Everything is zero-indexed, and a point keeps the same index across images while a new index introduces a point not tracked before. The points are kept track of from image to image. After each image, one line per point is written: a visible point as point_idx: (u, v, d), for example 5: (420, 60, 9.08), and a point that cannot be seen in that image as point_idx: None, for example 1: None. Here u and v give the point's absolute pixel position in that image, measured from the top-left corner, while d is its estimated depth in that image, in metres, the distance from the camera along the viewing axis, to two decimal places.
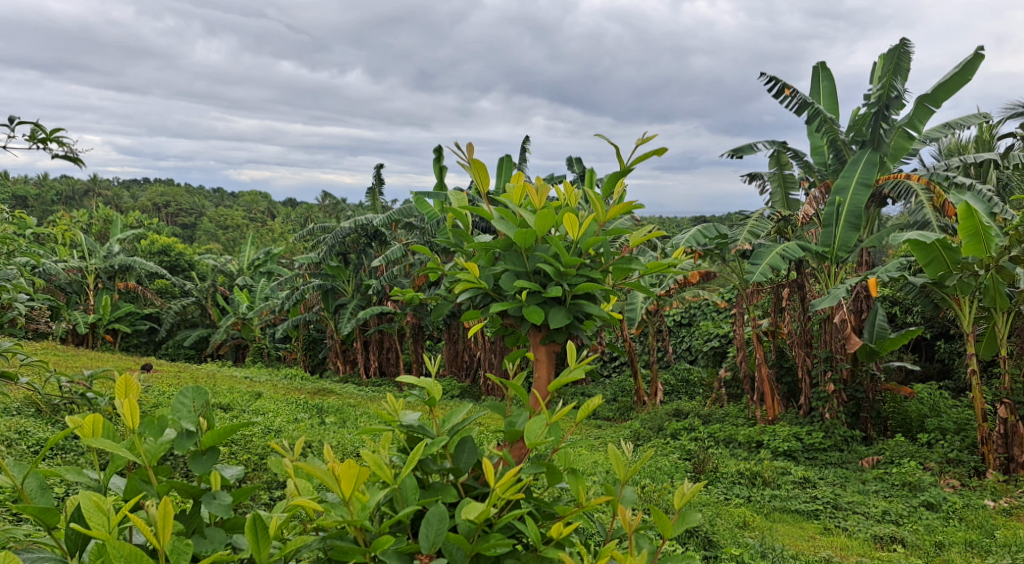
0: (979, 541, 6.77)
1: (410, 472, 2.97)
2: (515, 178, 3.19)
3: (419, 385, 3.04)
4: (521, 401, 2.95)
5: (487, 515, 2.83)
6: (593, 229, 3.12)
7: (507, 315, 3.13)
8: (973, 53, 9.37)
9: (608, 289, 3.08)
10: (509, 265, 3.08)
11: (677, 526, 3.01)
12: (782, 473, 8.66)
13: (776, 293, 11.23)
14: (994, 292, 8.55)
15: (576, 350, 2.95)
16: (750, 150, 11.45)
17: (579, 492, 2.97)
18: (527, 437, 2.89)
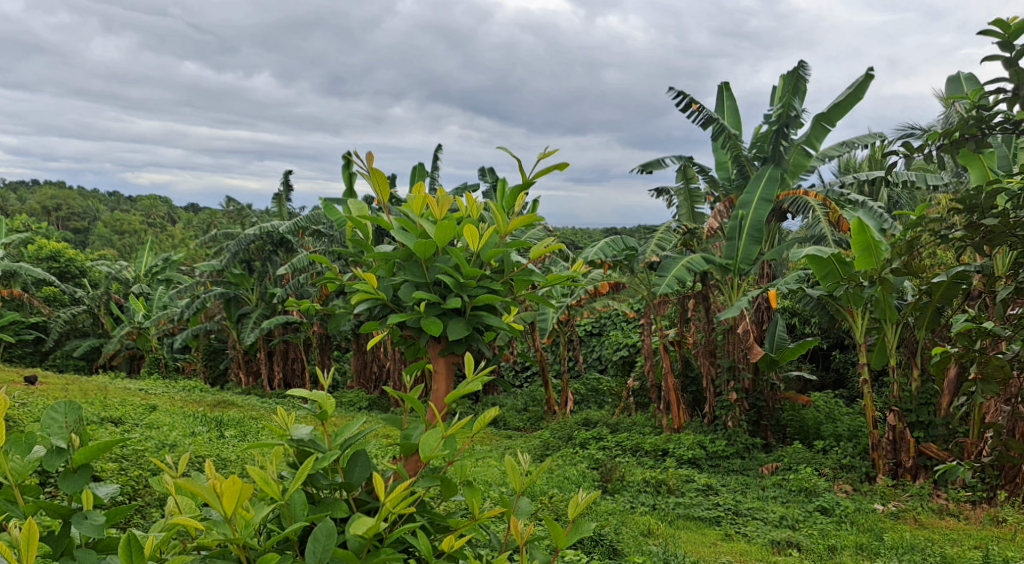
0: (869, 544, 7.04)
1: (299, 487, 2.80)
2: (417, 187, 3.08)
3: (309, 399, 2.85)
4: (415, 413, 2.85)
5: (377, 530, 2.64)
6: (494, 240, 3.05)
7: (406, 327, 3.07)
8: (863, 74, 9.82)
9: (509, 301, 3.03)
10: (407, 276, 3.00)
11: (570, 536, 2.92)
12: (686, 480, 8.87)
13: (682, 304, 11.46)
14: (884, 304, 8.90)
15: (474, 361, 2.85)
16: (657, 165, 11.71)
17: (473, 504, 2.88)
18: (421, 451, 2.75)
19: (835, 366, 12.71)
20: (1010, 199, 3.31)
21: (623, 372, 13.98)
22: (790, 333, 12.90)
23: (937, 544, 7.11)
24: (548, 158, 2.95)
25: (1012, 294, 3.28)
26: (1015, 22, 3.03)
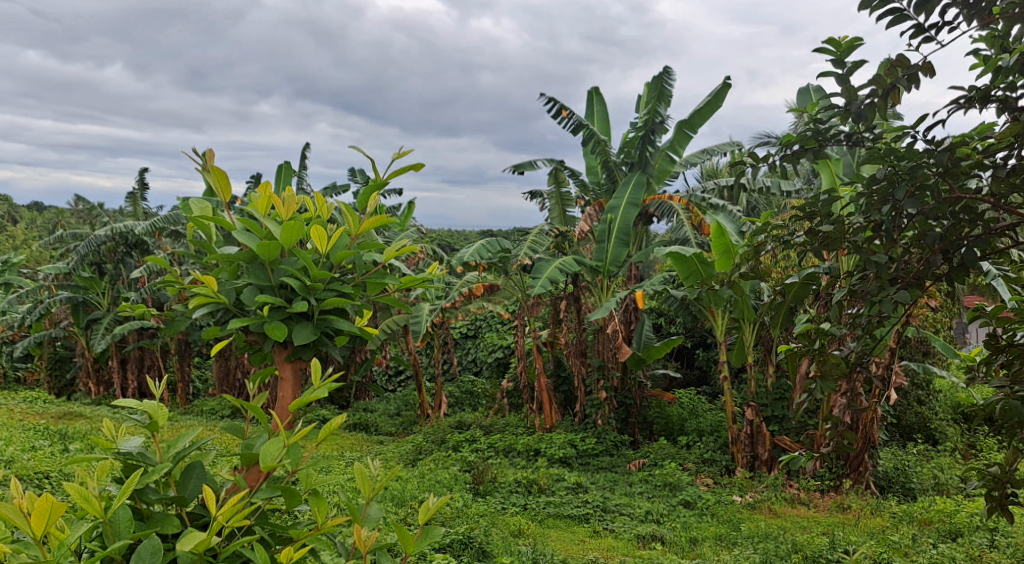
0: (727, 535, 7.35)
1: (123, 503, 2.59)
2: (262, 186, 2.81)
3: (139, 409, 2.68)
4: (257, 423, 2.61)
5: (208, 546, 2.45)
6: (345, 242, 2.81)
7: (250, 332, 2.78)
8: (721, 83, 10.26)
9: (360, 305, 2.78)
10: (251, 278, 2.69)
11: (421, 542, 2.73)
12: (556, 479, 9.02)
13: (555, 305, 11.64)
14: (743, 304, 9.32)
15: (320, 368, 2.61)
16: (529, 167, 11.87)
17: (319, 514, 2.66)
18: (260, 461, 2.51)
19: (699, 365, 13.20)
20: (844, 206, 3.52)
21: (497, 374, 14.07)
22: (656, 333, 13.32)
23: (789, 532, 7.47)
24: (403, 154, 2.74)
25: (845, 297, 3.49)
26: (846, 40, 3.21)
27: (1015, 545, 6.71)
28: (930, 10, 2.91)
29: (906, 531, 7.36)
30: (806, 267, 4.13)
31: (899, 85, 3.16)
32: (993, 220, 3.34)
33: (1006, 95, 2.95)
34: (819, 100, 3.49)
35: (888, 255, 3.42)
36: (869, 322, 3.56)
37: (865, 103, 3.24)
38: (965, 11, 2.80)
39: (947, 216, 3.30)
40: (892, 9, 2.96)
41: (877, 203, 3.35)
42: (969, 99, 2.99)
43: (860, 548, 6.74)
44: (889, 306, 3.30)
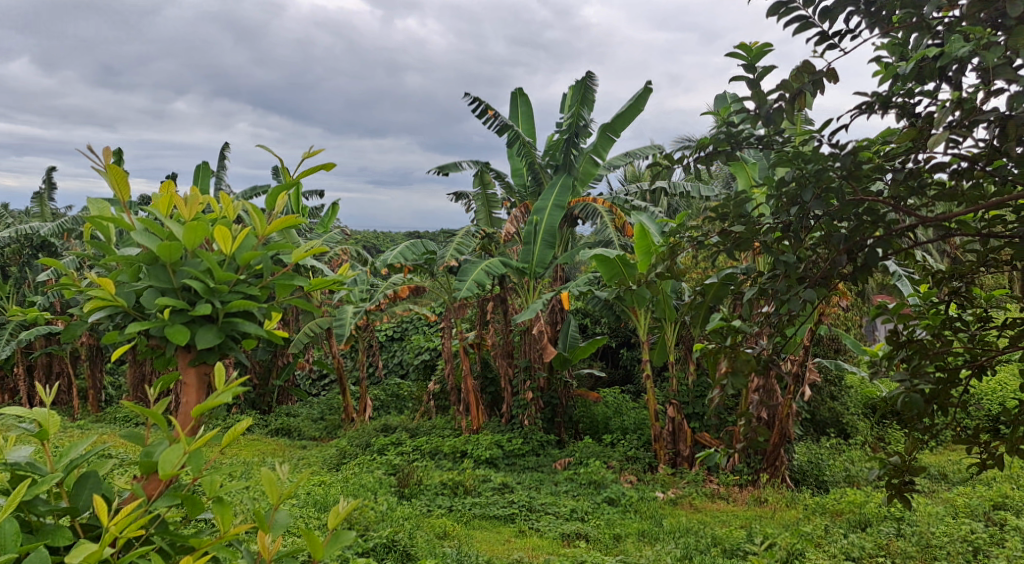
0: (649, 531, 7.45)
1: (9, 515, 2.43)
2: (164, 185, 2.63)
3: (28, 416, 2.54)
4: (157, 429, 2.46)
5: (100, 558, 2.30)
6: (251, 243, 2.63)
7: (151, 336, 2.57)
8: (642, 88, 10.43)
9: (268, 308, 2.59)
10: (150, 280, 2.50)
11: (328, 547, 2.57)
12: (483, 480, 9.01)
13: (482, 306, 11.54)
14: (665, 305, 9.48)
15: (224, 372, 2.45)
16: (454, 168, 11.85)
17: (222, 521, 2.51)
18: (159, 468, 2.36)
19: (623, 364, 13.38)
20: (755, 208, 3.62)
21: (423, 376, 13.99)
22: (581, 333, 13.44)
23: (708, 526, 7.62)
24: (315, 153, 2.56)
25: (756, 295, 3.59)
26: (756, 46, 3.28)
27: (919, 533, 6.99)
28: (834, 18, 3.00)
29: (819, 523, 7.60)
30: (725, 266, 3.87)
31: (805, 90, 3.25)
32: (894, 222, 3.48)
33: (906, 101, 3.07)
34: (730, 103, 3.56)
35: (796, 255, 3.53)
36: (779, 320, 3.66)
37: (773, 107, 3.33)
38: (868, 20, 2.91)
39: (851, 217, 3.44)
40: (798, 16, 3.05)
41: (786, 204, 3.44)
42: (871, 105, 3.09)
43: (778, 541, 6.91)
44: (797, 305, 3.40)
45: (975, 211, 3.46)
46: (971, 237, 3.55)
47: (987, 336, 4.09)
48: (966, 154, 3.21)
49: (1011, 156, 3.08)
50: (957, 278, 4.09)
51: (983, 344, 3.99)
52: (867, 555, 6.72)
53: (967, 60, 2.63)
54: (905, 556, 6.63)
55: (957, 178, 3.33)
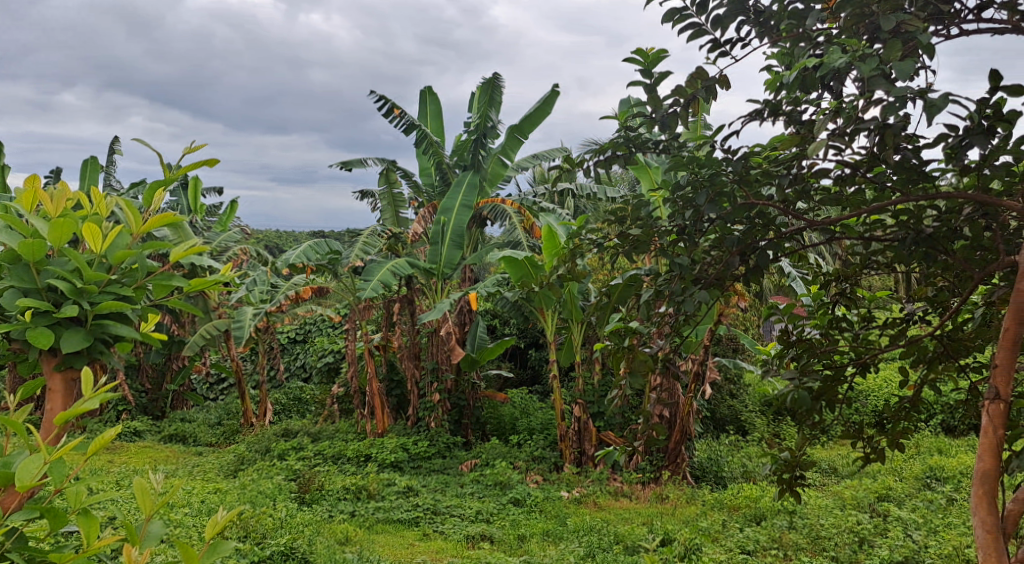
0: (553, 530, 7.51)
1: None
2: (29, 180, 2.47)
3: None
4: (16, 437, 2.29)
5: None
6: (125, 242, 2.49)
7: (13, 339, 2.43)
8: (549, 90, 10.52)
9: (142, 310, 2.47)
10: (11, 280, 2.36)
11: (204, 559, 2.39)
12: (387, 484, 8.92)
13: (387, 307, 11.34)
14: (571, 305, 9.57)
15: (92, 377, 2.29)
16: (360, 166, 11.71)
17: (87, 534, 2.32)
18: (16, 480, 2.18)
19: (531, 365, 13.48)
20: (651, 210, 3.67)
21: (327, 379, 13.76)
22: (490, 334, 13.49)
23: (611, 525, 7.72)
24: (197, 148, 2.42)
25: (652, 297, 3.65)
26: (653, 51, 3.33)
27: (810, 526, 7.25)
28: (725, 26, 3.08)
29: (716, 518, 7.81)
30: (630, 267, 3.77)
31: (697, 96, 3.32)
32: (784, 225, 3.59)
33: (793, 109, 3.17)
34: (627, 108, 3.60)
35: (691, 257, 3.61)
36: (675, 321, 3.72)
37: (669, 112, 3.39)
38: (758, 28, 3.00)
39: (744, 220, 3.55)
40: (692, 23, 3.11)
41: (681, 208, 3.51)
42: (760, 112, 3.18)
43: (677, 537, 7.07)
44: (691, 306, 3.47)
45: (858, 216, 3.61)
46: (855, 241, 3.69)
47: (869, 335, 4.25)
48: (848, 160, 3.34)
49: (889, 162, 3.21)
50: (843, 280, 4.20)
51: (866, 343, 4.15)
52: (760, 548, 6.94)
53: (846, 70, 2.72)
54: (796, 548, 6.87)
55: (841, 183, 3.46)
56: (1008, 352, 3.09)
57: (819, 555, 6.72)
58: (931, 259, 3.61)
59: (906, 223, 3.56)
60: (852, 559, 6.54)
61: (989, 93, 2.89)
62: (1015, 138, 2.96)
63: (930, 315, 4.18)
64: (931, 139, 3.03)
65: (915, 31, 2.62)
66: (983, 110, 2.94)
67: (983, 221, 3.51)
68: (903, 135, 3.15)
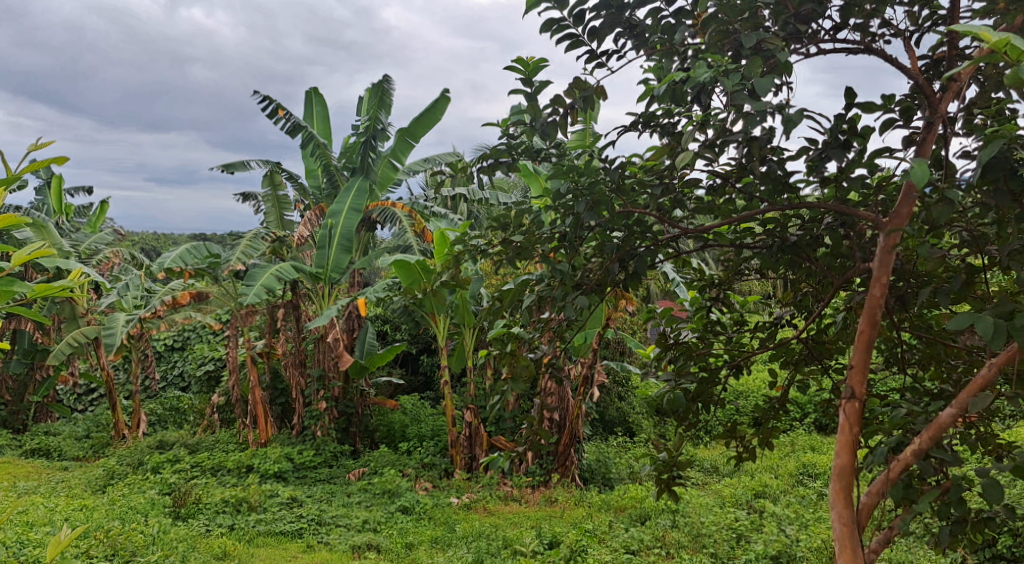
0: (442, 537, 7.49)
1: None
2: None
3: None
4: None
5: None
6: None
7: None
8: (440, 95, 10.51)
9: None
10: None
11: None
12: (270, 496, 8.70)
13: (271, 313, 11.03)
14: (463, 310, 9.57)
15: None
16: (242, 167, 11.39)
17: None
18: None
19: (422, 370, 13.41)
20: (533, 218, 3.72)
21: (207, 388, 13.31)
22: (381, 339, 13.34)
23: (500, 529, 7.75)
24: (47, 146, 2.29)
25: (533, 303, 3.68)
26: (533, 61, 3.36)
27: (691, 524, 7.47)
28: (601, 38, 3.14)
29: (603, 520, 7.94)
30: (521, 273, 3.78)
31: (576, 106, 3.37)
32: (660, 233, 3.70)
33: (666, 120, 3.27)
34: (510, 116, 3.63)
35: (571, 263, 3.67)
36: (559, 325, 3.76)
37: (548, 121, 3.44)
38: (633, 40, 3.08)
39: (622, 228, 3.64)
40: (569, 34, 3.16)
41: (562, 215, 3.56)
42: (636, 123, 3.26)
43: (564, 539, 7.15)
44: (572, 311, 3.53)
45: (729, 224, 3.76)
46: (727, 248, 3.83)
47: (742, 338, 4.40)
48: (720, 171, 3.46)
49: (757, 173, 3.35)
50: (716, 286, 4.35)
51: (739, 345, 4.31)
52: (644, 547, 7.10)
53: (713, 86, 2.83)
54: (678, 546, 7.06)
55: (713, 194, 3.58)
56: (863, 354, 3.28)
57: (699, 552, 6.92)
58: (796, 266, 3.79)
59: (771, 232, 3.74)
60: (730, 554, 6.76)
61: (845, 110, 3.05)
62: (869, 153, 3.14)
63: (798, 319, 4.37)
64: (793, 152, 3.18)
65: (774, 49, 2.75)
66: (840, 125, 3.10)
67: (841, 229, 3.71)
68: (768, 149, 3.30)
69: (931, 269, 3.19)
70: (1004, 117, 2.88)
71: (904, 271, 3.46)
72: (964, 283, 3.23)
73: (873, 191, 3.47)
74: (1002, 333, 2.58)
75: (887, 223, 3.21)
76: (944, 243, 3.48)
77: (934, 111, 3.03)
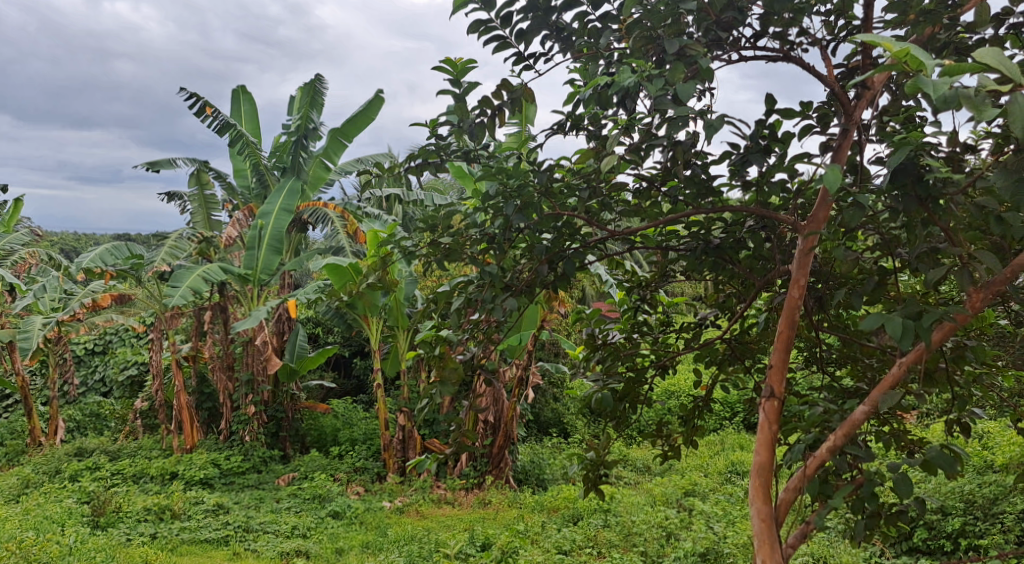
0: (373, 541, 7.43)
1: None
2: None
3: None
4: None
5: None
6: None
7: None
8: (374, 95, 10.43)
9: None
10: None
11: None
12: (194, 503, 8.50)
13: (197, 316, 10.79)
14: (397, 312, 9.49)
15: None
16: (167, 165, 11.12)
17: None
18: None
19: (355, 373, 13.29)
20: (462, 220, 3.71)
21: (130, 393, 12.96)
22: (312, 342, 13.17)
23: (432, 533, 7.72)
24: None
25: (461, 305, 3.68)
26: (461, 62, 3.35)
27: (623, 523, 7.55)
28: (529, 41, 3.15)
29: (535, 521, 7.98)
30: (455, 275, 3.77)
31: (504, 108, 3.39)
32: (588, 235, 3.73)
33: (593, 123, 3.30)
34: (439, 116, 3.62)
35: (501, 265, 3.68)
36: (488, 326, 3.76)
37: (476, 122, 3.44)
38: (561, 42, 3.10)
39: (552, 229, 3.65)
40: (496, 36, 3.16)
41: (491, 216, 3.56)
42: (563, 125, 3.28)
43: (495, 541, 7.14)
44: (500, 313, 3.55)
45: (656, 227, 3.80)
46: (653, 250, 3.88)
47: (668, 338, 4.46)
48: (645, 174, 3.51)
49: (681, 177, 3.41)
50: (643, 288, 4.39)
51: (666, 345, 4.36)
52: (576, 547, 7.16)
53: (637, 90, 2.87)
54: (609, 545, 7.14)
55: (639, 197, 3.63)
56: (782, 354, 3.36)
57: (630, 551, 7.01)
58: (719, 268, 3.86)
59: (695, 235, 3.81)
60: (660, 553, 6.86)
61: (765, 115, 3.12)
62: (789, 158, 3.21)
63: (722, 319, 4.45)
64: (716, 156, 3.24)
65: (696, 56, 2.81)
66: (761, 130, 3.18)
67: (763, 233, 3.80)
68: (692, 153, 3.36)
69: (846, 271, 3.29)
70: (915, 124, 2.99)
71: (822, 273, 3.55)
72: (878, 284, 3.34)
73: (792, 195, 3.56)
74: (910, 333, 2.67)
75: (804, 227, 3.30)
76: (860, 246, 3.59)
77: (850, 117, 3.12)
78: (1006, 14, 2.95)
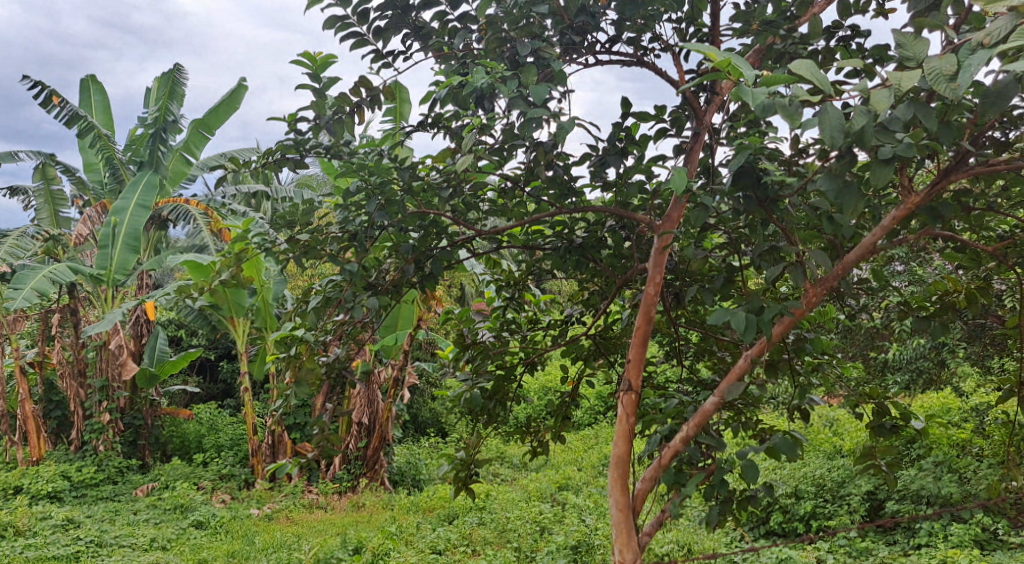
0: (239, 551, 7.20)
1: None
2: None
3: None
4: None
5: None
6: None
7: None
8: (237, 85, 10.11)
9: None
10: None
11: None
12: (41, 518, 8.00)
13: (43, 319, 10.15)
14: (266, 313, 9.18)
15: None
16: (8, 158, 10.41)
17: None
18: None
19: (222, 377, 12.85)
20: (323, 217, 3.64)
21: None
22: (175, 345, 12.66)
23: (303, 539, 7.55)
24: None
25: (321, 305, 3.60)
26: (320, 56, 3.28)
27: (497, 520, 7.60)
28: (387, 39, 3.12)
29: (409, 521, 7.94)
30: (327, 276, 3.64)
31: (365, 106, 3.34)
32: (455, 233, 3.72)
33: (454, 120, 3.29)
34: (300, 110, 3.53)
35: (364, 265, 3.62)
36: (353, 327, 3.69)
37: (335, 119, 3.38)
38: (420, 40, 3.09)
39: (418, 228, 3.61)
40: (353, 33, 3.11)
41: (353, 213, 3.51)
42: (424, 123, 3.27)
43: (368, 544, 7.03)
44: (361, 312, 3.49)
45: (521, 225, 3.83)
46: (518, 248, 3.91)
47: (535, 337, 4.46)
48: (509, 174, 3.54)
49: (542, 176, 3.46)
50: (511, 285, 4.40)
51: (533, 343, 4.39)
52: (450, 546, 7.17)
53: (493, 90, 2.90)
54: (484, 542, 7.18)
55: (504, 196, 3.65)
56: (639, 349, 3.46)
57: (503, 547, 7.06)
58: (582, 266, 3.93)
59: (560, 234, 3.86)
60: (533, 548, 6.96)
61: (622, 118, 3.20)
62: (646, 159, 3.30)
63: (588, 316, 4.51)
64: (576, 157, 3.31)
65: (550, 57, 2.86)
66: (618, 132, 3.25)
67: (622, 232, 3.89)
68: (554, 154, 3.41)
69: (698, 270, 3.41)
70: (759, 128, 3.13)
71: (679, 270, 3.67)
72: (728, 281, 3.49)
73: (650, 196, 3.67)
74: (753, 327, 2.79)
75: (659, 226, 3.41)
76: (712, 245, 3.73)
77: (700, 121, 3.24)
78: (836, 26, 3.14)
